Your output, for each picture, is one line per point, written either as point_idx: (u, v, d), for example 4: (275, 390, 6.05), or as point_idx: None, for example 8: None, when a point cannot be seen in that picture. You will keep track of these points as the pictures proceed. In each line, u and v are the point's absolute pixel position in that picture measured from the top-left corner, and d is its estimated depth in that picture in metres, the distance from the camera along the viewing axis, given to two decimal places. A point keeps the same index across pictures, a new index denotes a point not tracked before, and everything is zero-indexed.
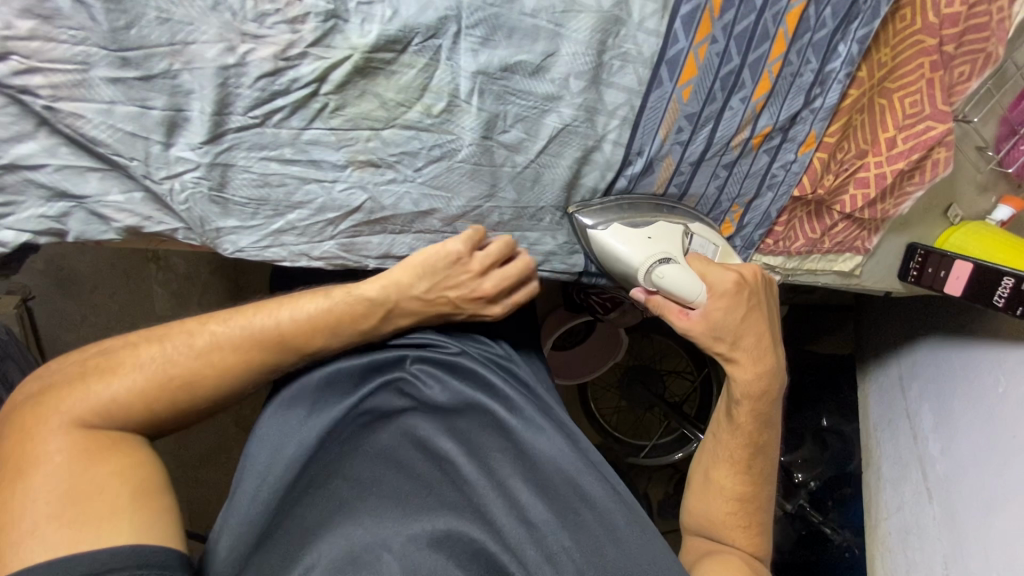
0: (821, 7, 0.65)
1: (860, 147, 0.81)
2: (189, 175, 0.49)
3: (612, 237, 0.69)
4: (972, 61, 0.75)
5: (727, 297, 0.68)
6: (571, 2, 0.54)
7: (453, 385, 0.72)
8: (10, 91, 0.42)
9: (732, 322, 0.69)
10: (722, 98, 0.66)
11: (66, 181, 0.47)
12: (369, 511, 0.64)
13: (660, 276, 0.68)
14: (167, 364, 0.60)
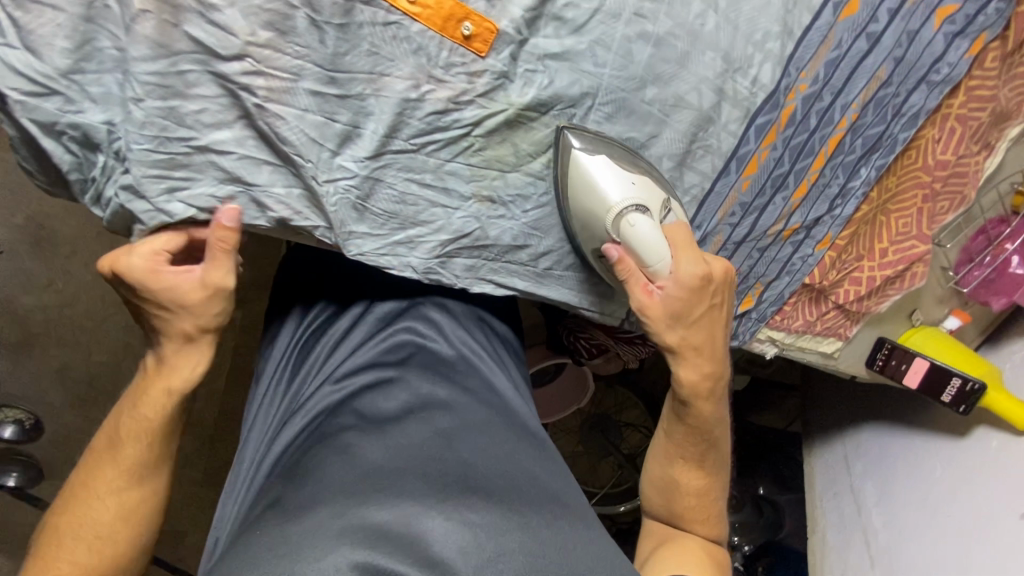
0: (855, 138, 0.79)
1: (860, 252, 0.96)
2: (345, 181, 0.55)
3: (599, 167, 0.61)
4: (952, 199, 0.92)
5: (696, 292, 0.65)
6: (680, 99, 0.64)
7: (399, 393, 0.67)
8: (232, 86, 0.48)
9: (693, 313, 0.66)
10: (769, 194, 0.79)
11: (243, 169, 0.53)
12: (293, 524, 0.53)
13: (633, 227, 0.63)
14: (100, 508, 0.64)
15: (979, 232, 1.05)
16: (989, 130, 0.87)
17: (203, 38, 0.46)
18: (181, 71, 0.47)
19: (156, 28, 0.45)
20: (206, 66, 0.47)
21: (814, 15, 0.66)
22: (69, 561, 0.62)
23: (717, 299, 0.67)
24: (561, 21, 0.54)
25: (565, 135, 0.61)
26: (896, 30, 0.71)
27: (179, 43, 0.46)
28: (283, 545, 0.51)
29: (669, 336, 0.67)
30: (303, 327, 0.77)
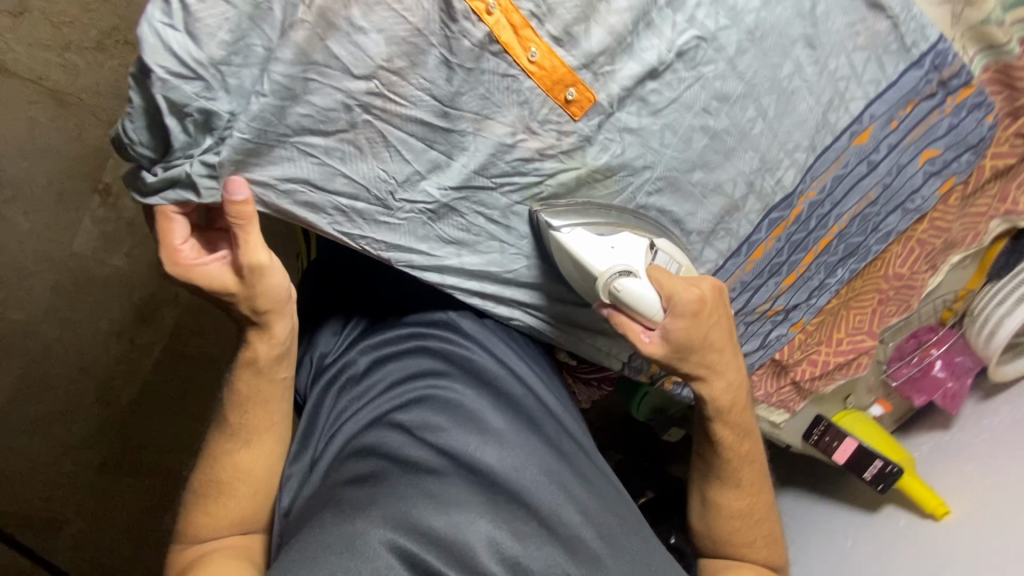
0: (840, 244, 0.91)
1: (820, 338, 1.08)
2: (422, 204, 0.60)
3: (576, 242, 0.62)
4: (899, 305, 1.07)
5: (692, 317, 0.65)
6: (718, 186, 0.72)
7: (446, 404, 0.69)
8: (352, 102, 0.52)
9: (696, 337, 0.66)
10: (765, 277, 0.88)
11: (319, 175, 0.56)
12: (359, 520, 0.59)
13: (619, 290, 0.63)
14: (221, 469, 0.74)
15: (913, 335, 1.24)
16: (937, 254, 1.03)
17: (336, 56, 0.50)
18: (307, 79, 0.50)
19: (303, 38, 0.49)
20: (335, 83, 0.51)
21: (835, 138, 0.75)
22: (221, 507, 0.74)
23: (717, 315, 0.67)
24: (644, 102, 0.59)
25: (537, 215, 0.63)
26: (890, 161, 0.82)
27: (320, 55, 0.50)
28: (349, 544, 0.58)
29: (683, 367, 0.69)
30: (349, 332, 0.79)
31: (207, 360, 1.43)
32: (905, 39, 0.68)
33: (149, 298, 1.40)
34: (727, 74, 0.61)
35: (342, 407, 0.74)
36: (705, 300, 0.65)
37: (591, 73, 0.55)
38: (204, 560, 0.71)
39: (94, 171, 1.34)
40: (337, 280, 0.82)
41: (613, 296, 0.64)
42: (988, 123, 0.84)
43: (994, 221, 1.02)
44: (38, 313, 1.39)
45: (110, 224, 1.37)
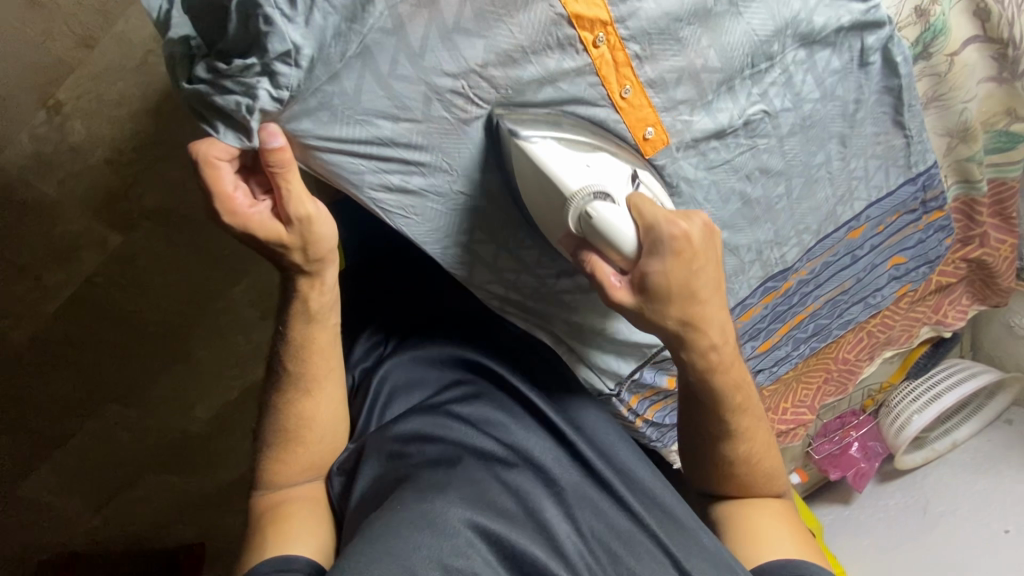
0: (810, 323, 1.00)
1: (771, 405, 1.16)
2: (476, 200, 0.57)
3: (547, 156, 0.52)
4: (837, 386, 1.19)
5: (675, 256, 0.53)
6: (734, 248, 0.77)
7: (505, 401, 0.71)
8: (434, 91, 0.49)
9: (677, 284, 0.54)
10: (745, 339, 0.94)
11: (377, 148, 0.51)
12: (439, 498, 0.58)
13: (592, 214, 0.52)
14: (290, 417, 0.69)
15: (839, 416, 1.36)
16: (877, 348, 1.16)
17: (433, 49, 0.47)
18: (394, 62, 0.47)
19: (405, 14, 0.46)
20: (422, 75, 0.48)
21: (835, 228, 0.83)
22: (297, 455, 0.69)
23: (706, 259, 0.55)
24: (704, 156, 0.62)
25: (498, 120, 0.52)
26: (869, 258, 0.92)
27: (418, 43, 0.47)
28: (431, 519, 0.56)
29: (661, 322, 0.57)
30: (384, 341, 0.78)
31: (121, 317, 1.19)
32: (911, 157, 0.78)
33: (74, 237, 1.14)
34: (773, 150, 0.67)
35: (390, 401, 0.73)
36: (692, 239, 0.53)
37: (670, 117, 0.57)
38: (285, 511, 0.67)
39: (47, 81, 1.06)
40: (370, 276, 0.81)
41: (584, 223, 0.53)
42: (947, 244, 0.97)
43: (925, 327, 1.16)
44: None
45: (51, 144, 1.08)
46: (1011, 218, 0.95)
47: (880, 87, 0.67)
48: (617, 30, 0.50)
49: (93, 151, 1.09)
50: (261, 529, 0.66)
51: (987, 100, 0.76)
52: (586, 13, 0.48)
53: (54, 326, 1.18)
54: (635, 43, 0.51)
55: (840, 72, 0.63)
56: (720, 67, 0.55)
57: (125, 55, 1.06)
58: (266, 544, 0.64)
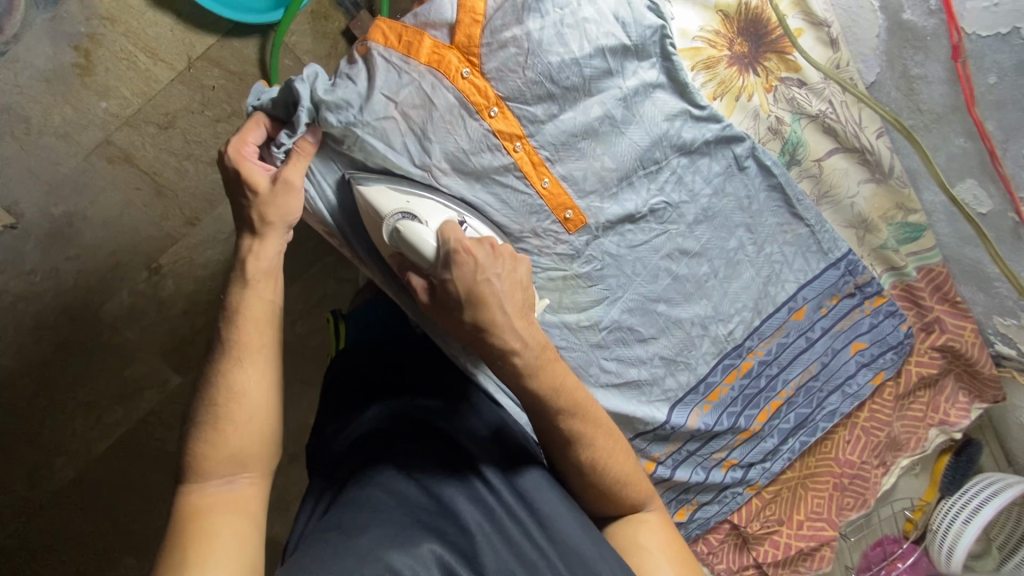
0: (789, 413, 1.02)
1: (778, 516, 1.09)
2: None
3: (375, 195, 0.68)
4: (856, 498, 1.10)
5: (455, 267, 0.64)
6: (675, 323, 0.88)
7: (438, 452, 0.73)
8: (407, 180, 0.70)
9: (463, 289, 0.64)
10: (725, 426, 0.96)
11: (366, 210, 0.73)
12: (361, 536, 0.60)
13: (403, 231, 0.66)
14: (217, 393, 0.65)
15: (876, 544, 1.21)
16: (886, 451, 1.10)
17: (408, 147, 0.68)
18: (382, 157, 0.67)
19: (387, 128, 0.66)
20: (402, 165, 0.68)
21: (776, 308, 0.94)
22: (225, 445, 0.64)
23: (492, 273, 0.65)
24: (622, 237, 0.81)
25: (452, 192, 0.71)
26: (825, 343, 1.00)
27: (397, 144, 0.68)
28: (358, 552, 0.58)
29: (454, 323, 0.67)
30: (349, 404, 0.83)
31: (154, 455, 1.34)
32: (822, 244, 0.92)
33: (139, 377, 1.33)
34: (686, 234, 0.84)
35: (345, 462, 0.75)
36: (473, 255, 0.64)
37: (585, 204, 0.76)
38: (207, 513, 0.61)
39: (154, 250, 1.32)
40: (357, 359, 0.87)
41: (399, 237, 0.67)
42: (904, 329, 1.03)
43: (932, 430, 1.11)
44: (27, 366, 1.28)
45: (145, 299, 1.32)
46: (957, 302, 1.01)
47: (767, 186, 0.86)
48: (529, 141, 0.71)
49: (174, 303, 1.33)
50: (175, 542, 0.59)
51: (873, 198, 0.92)
52: (505, 129, 0.69)
53: (99, 458, 1.32)
54: (544, 149, 0.72)
55: (723, 174, 0.83)
56: (615, 167, 0.76)
57: (218, 231, 1.33)
58: (179, 562, 0.57)
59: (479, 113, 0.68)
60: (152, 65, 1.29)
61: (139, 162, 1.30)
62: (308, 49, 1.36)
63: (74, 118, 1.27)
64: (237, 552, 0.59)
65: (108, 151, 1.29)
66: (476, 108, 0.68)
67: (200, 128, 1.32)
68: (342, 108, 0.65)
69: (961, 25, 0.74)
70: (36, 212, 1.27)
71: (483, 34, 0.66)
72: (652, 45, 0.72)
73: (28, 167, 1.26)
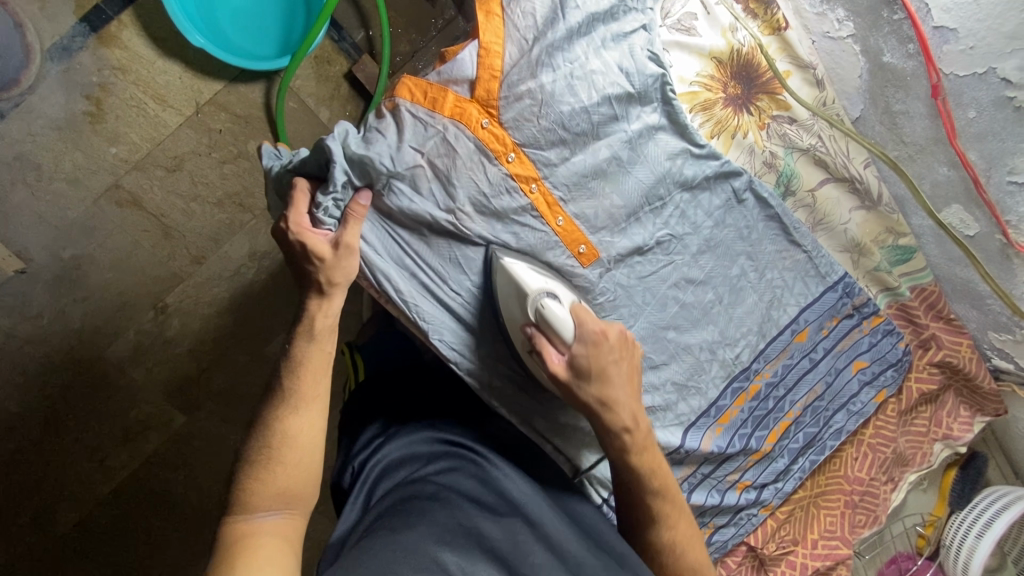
0: (797, 431, 1.04)
1: (793, 536, 1.09)
2: (463, 293, 0.77)
3: (518, 271, 0.74)
4: (867, 515, 1.11)
5: (591, 347, 0.72)
6: (684, 350, 0.91)
7: (476, 477, 0.75)
8: (432, 219, 0.73)
9: (596, 368, 0.72)
10: (737, 448, 0.98)
11: (391, 249, 0.75)
12: (409, 532, 0.60)
13: (543, 307, 0.72)
14: (273, 435, 0.67)
15: (891, 562, 1.22)
16: (893, 468, 1.12)
17: (434, 193, 0.72)
18: (409, 201, 0.72)
19: (414, 174, 0.71)
20: (428, 209, 0.72)
21: (780, 331, 0.98)
22: (278, 478, 0.66)
23: (619, 357, 0.74)
24: (632, 268, 0.85)
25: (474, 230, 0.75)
26: (828, 363, 1.03)
27: (422, 188, 0.72)
28: (408, 547, 0.57)
29: (582, 394, 0.72)
30: (380, 435, 0.84)
31: (163, 494, 1.34)
32: (820, 268, 0.96)
33: (145, 419, 1.33)
34: (691, 264, 0.88)
35: (382, 484, 0.75)
36: (606, 338, 0.73)
37: (597, 239, 0.80)
38: (258, 542, 0.61)
39: (160, 289, 1.34)
40: (382, 390, 0.91)
41: (537, 312, 0.72)
42: (902, 347, 1.06)
43: (937, 445, 1.13)
44: (33, 409, 1.28)
45: (150, 338, 1.33)
46: (952, 320, 1.06)
47: (764, 216, 0.91)
48: (545, 183, 0.75)
49: (181, 342, 1.35)
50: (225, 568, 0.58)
51: (864, 224, 0.98)
52: (522, 173, 0.74)
53: (105, 501, 1.32)
54: (559, 190, 0.76)
55: (723, 207, 0.88)
56: (623, 205, 0.80)
57: (224, 269, 1.36)
58: None
59: (498, 159, 0.72)
60: (161, 110, 1.34)
61: (147, 205, 1.34)
62: (312, 91, 1.42)
63: (85, 164, 1.31)
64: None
65: (118, 195, 1.32)
66: (495, 154, 0.72)
67: (207, 170, 1.36)
68: (371, 158, 0.69)
69: (939, 66, 0.81)
70: (45, 257, 1.29)
71: (501, 87, 0.71)
72: (653, 91, 0.77)
73: (39, 212, 1.29)
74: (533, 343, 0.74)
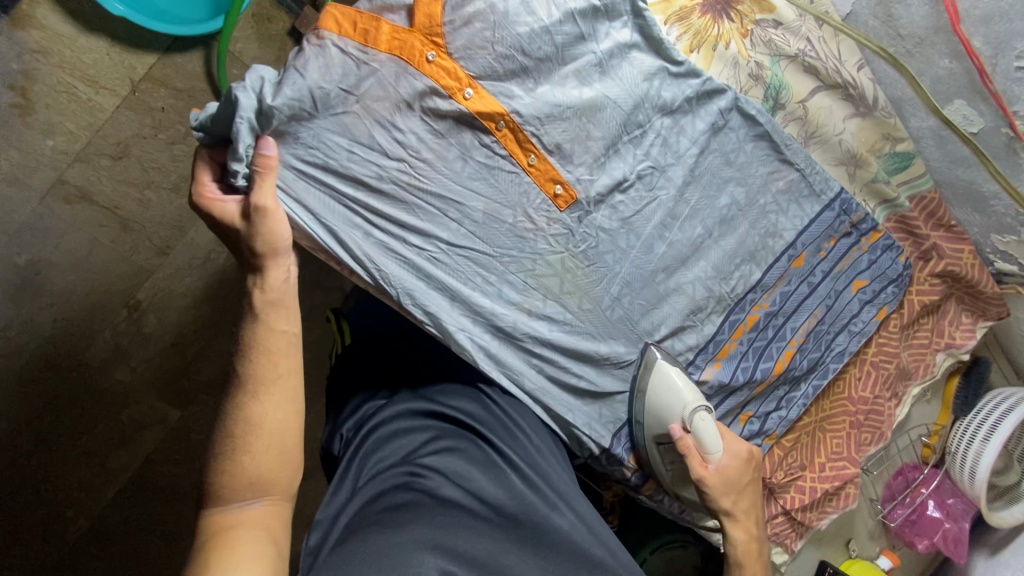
0: (802, 359, 1.00)
1: (801, 462, 1.07)
2: (430, 251, 0.71)
3: (675, 375, 0.81)
4: (873, 433, 1.09)
5: (735, 468, 0.80)
6: (678, 290, 0.86)
7: (474, 461, 0.73)
8: (385, 171, 0.67)
9: (733, 485, 0.80)
10: (741, 381, 0.94)
11: (343, 213, 0.68)
12: (400, 535, 0.58)
13: (700, 419, 0.78)
14: (238, 424, 0.63)
15: (898, 473, 1.21)
16: (896, 382, 1.09)
17: (377, 139, 0.66)
18: (350, 152, 0.65)
19: (352, 121, 0.64)
20: (373, 159, 0.66)
21: (776, 258, 0.92)
22: (248, 464, 0.61)
23: (750, 478, 0.83)
24: (614, 209, 0.78)
25: (429, 180, 0.68)
26: (827, 285, 0.98)
27: (364, 137, 0.65)
28: (395, 556, 0.55)
29: (715, 505, 0.80)
30: (375, 399, 0.81)
31: (164, 491, 1.29)
32: (815, 186, 0.91)
33: (138, 418, 1.28)
34: (677, 199, 0.82)
35: (375, 456, 0.73)
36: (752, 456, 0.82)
37: (573, 178, 0.73)
38: (232, 533, 0.58)
39: (129, 287, 1.25)
40: (368, 356, 0.85)
41: (692, 421, 0.79)
42: (903, 262, 1.02)
43: (940, 355, 1.10)
44: (19, 426, 1.22)
45: (128, 338, 1.26)
46: (952, 226, 1.02)
47: (752, 136, 0.84)
48: (513, 118, 0.68)
49: (160, 338, 1.27)
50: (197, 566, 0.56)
51: (860, 132, 0.92)
52: (484, 109, 0.66)
53: (107, 505, 1.27)
54: (529, 125, 0.69)
55: (709, 130, 0.81)
56: (600, 136, 0.73)
57: (193, 257, 1.28)
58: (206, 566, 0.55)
59: (452, 96, 0.65)
60: (94, 93, 1.22)
61: (98, 199, 1.23)
62: (255, 54, 1.28)
63: (22, 162, 1.20)
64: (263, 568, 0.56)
65: (64, 191, 1.22)
66: (447, 90, 0.65)
67: (155, 153, 1.25)
68: (296, 110, 0.62)
69: None
70: (0, 266, 1.21)
71: (444, 12, 0.64)
72: (622, 3, 0.71)
73: None
74: (680, 450, 0.79)
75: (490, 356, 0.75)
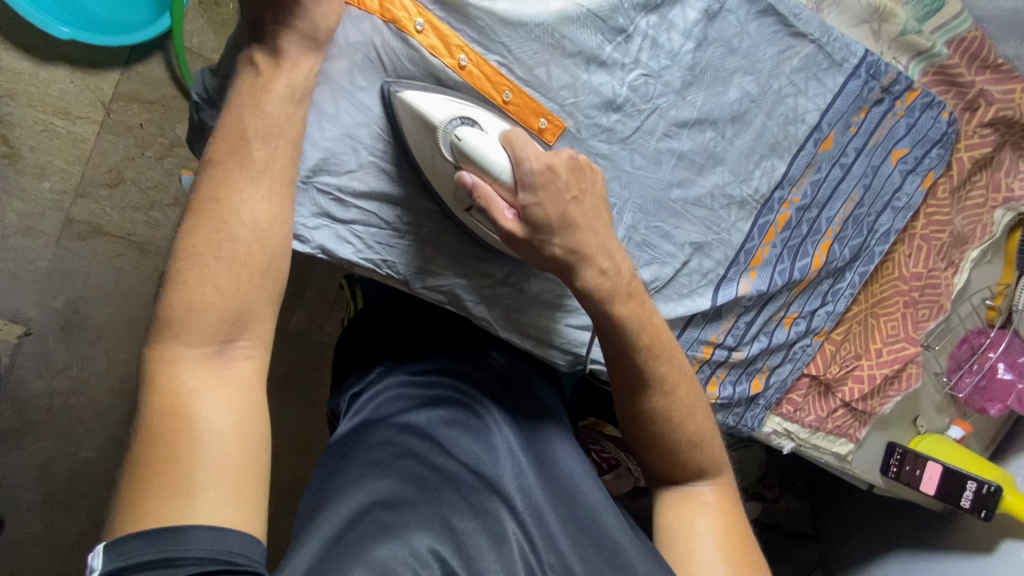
0: (844, 247, 0.93)
1: (856, 351, 1.02)
2: (424, 221, 0.67)
3: (417, 98, 0.60)
4: (932, 307, 1.01)
5: (541, 188, 0.57)
6: (697, 202, 0.80)
7: (477, 430, 0.66)
8: (359, 146, 0.63)
9: (553, 212, 0.58)
10: (780, 285, 0.89)
11: (332, 206, 0.63)
12: (403, 514, 0.51)
13: (462, 138, 0.58)
14: (226, 338, 0.52)
15: (961, 343, 1.15)
16: (951, 250, 1.01)
17: (345, 110, 0.61)
18: (320, 127, 0.61)
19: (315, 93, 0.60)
20: (346, 131, 0.62)
21: (801, 145, 0.84)
22: (210, 367, 0.51)
23: (577, 190, 0.60)
24: (611, 131, 0.72)
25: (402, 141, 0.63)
26: (862, 163, 0.89)
27: (330, 108, 0.61)
28: (372, 539, 0.48)
29: (547, 249, 0.59)
30: (384, 366, 0.77)
31: None
32: (834, 54, 0.80)
33: None
34: (679, 104, 0.74)
35: (376, 415, 0.69)
36: (554, 171, 0.58)
37: (556, 106, 0.68)
38: (195, 432, 0.49)
39: None
40: (396, 322, 0.82)
41: (458, 148, 0.59)
42: (946, 118, 0.91)
43: (998, 211, 0.99)
44: (106, 451, 1.24)
45: None
46: (1000, 65, 0.90)
47: (754, 13, 0.75)
48: (474, 50, 0.63)
49: None
50: (145, 461, 0.47)
51: None
52: (441, 44, 0.61)
53: None
54: (493, 55, 0.64)
55: (703, 20, 0.72)
56: (579, 54, 0.67)
57: None
58: (159, 474, 0.47)
59: (406, 31, 0.60)
60: (72, 125, 1.20)
61: (109, 229, 1.22)
62: (214, 46, 1.22)
63: (29, 210, 1.20)
64: (213, 522, 0.46)
65: (75, 229, 1.21)
66: (398, 26, 0.60)
67: (148, 172, 1.23)
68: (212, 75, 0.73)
69: None
70: (40, 312, 1.21)
71: None
72: None
73: (11, 271, 1.20)
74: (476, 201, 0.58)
75: (513, 322, 0.73)
